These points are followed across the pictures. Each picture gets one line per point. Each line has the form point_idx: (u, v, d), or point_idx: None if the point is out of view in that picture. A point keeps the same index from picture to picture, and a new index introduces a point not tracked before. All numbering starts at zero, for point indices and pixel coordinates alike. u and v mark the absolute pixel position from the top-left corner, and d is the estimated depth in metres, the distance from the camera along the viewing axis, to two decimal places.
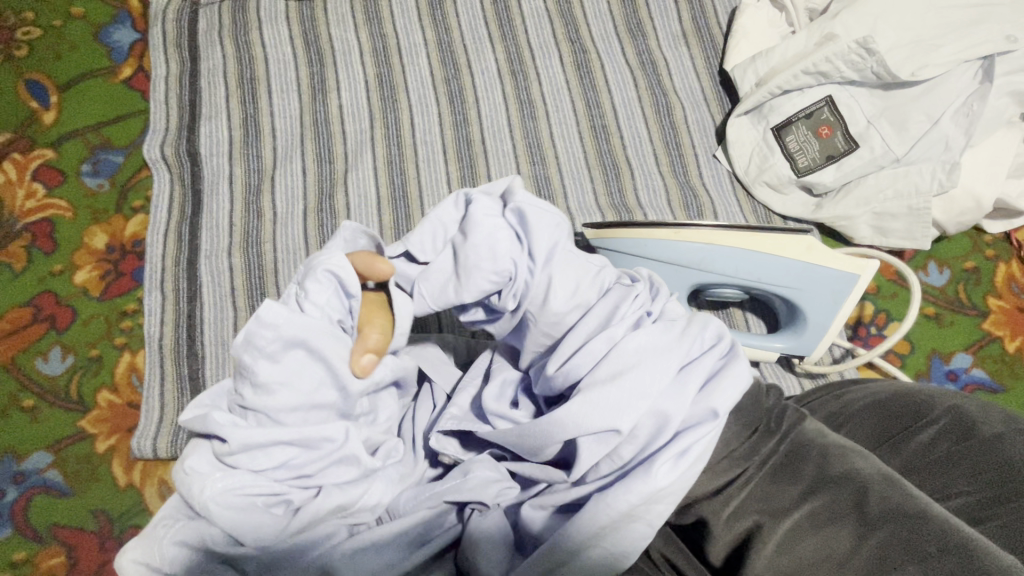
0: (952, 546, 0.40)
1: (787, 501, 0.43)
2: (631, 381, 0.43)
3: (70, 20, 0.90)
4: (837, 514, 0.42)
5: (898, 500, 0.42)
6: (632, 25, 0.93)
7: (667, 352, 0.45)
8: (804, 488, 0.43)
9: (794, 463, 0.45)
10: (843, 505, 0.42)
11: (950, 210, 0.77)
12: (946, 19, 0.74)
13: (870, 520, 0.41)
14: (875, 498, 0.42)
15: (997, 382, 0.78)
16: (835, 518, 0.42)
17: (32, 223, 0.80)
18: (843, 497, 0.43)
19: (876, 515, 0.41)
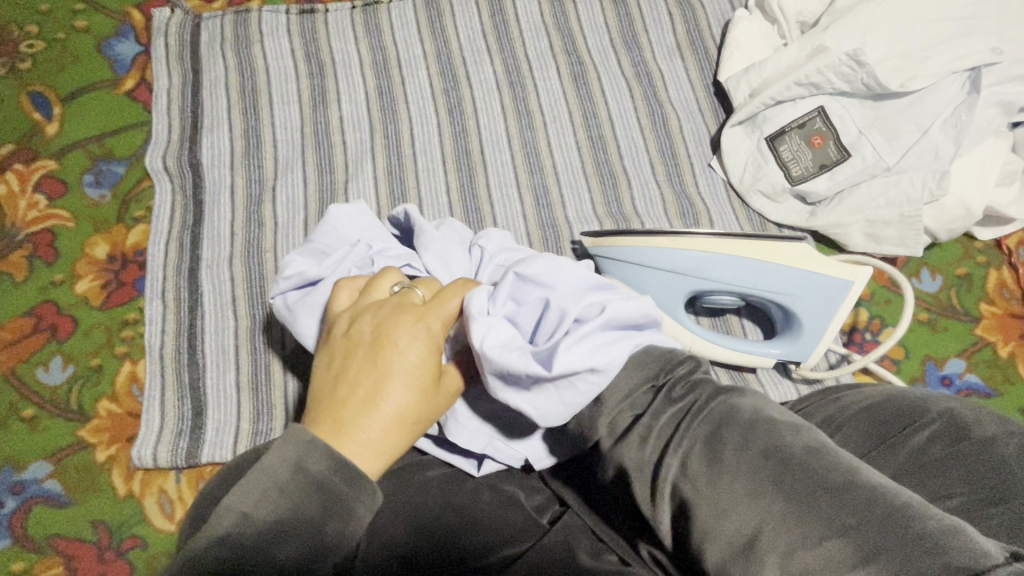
0: (877, 514, 0.37)
1: (747, 494, 0.40)
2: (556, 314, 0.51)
3: (73, 32, 0.92)
4: (757, 489, 0.39)
5: (822, 472, 0.39)
6: (627, 38, 0.95)
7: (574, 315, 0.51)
8: (732, 439, 0.42)
9: (744, 452, 0.41)
10: (764, 478, 0.40)
11: (940, 218, 0.78)
12: (935, 31, 0.76)
13: (832, 516, 0.37)
14: (832, 487, 0.38)
15: (990, 387, 0.80)
16: (756, 493, 0.39)
17: (34, 233, 0.80)
18: (770, 450, 0.41)
19: (842, 517, 0.37)
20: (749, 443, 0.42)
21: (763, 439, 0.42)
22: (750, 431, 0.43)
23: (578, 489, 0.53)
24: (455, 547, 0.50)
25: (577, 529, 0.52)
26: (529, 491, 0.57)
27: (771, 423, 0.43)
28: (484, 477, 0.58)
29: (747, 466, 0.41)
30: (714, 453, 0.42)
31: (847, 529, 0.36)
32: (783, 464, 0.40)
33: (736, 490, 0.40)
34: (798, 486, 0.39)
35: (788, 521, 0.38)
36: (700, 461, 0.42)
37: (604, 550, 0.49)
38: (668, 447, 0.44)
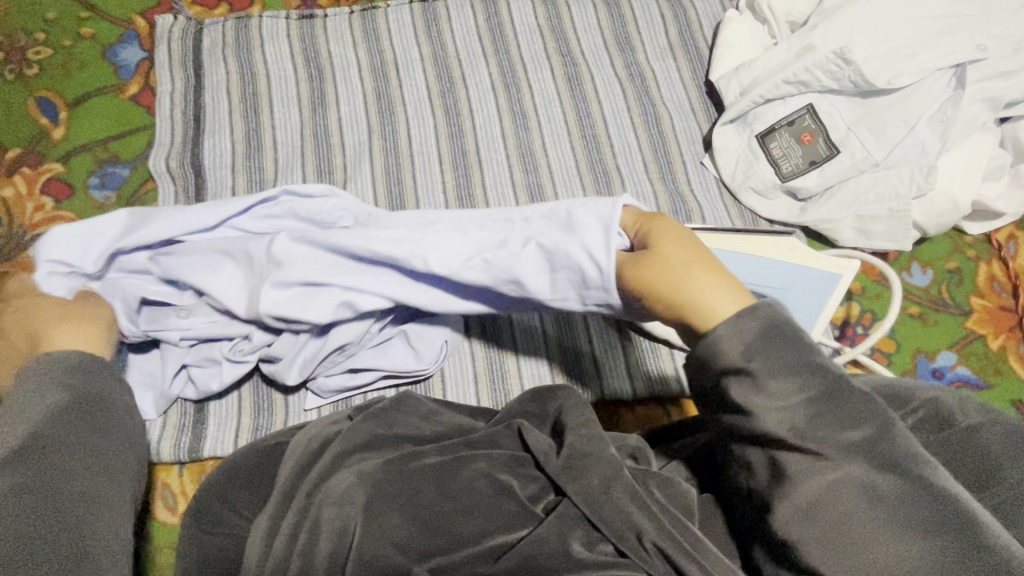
0: (954, 520, 0.39)
1: (844, 480, 0.40)
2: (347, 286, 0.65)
3: (79, 39, 0.94)
4: (845, 486, 0.40)
5: (912, 473, 0.40)
6: (620, 39, 0.97)
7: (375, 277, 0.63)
8: (828, 425, 0.41)
9: (846, 434, 0.41)
10: (855, 477, 0.40)
11: (929, 212, 0.79)
12: (921, 29, 0.77)
13: (924, 515, 0.39)
14: (916, 488, 0.40)
15: (981, 379, 0.80)
16: (844, 489, 0.40)
17: (41, 234, 0.82)
18: (862, 445, 0.41)
19: (923, 520, 0.39)
20: (849, 422, 0.41)
21: (869, 430, 0.41)
22: (854, 416, 0.41)
23: (577, 482, 0.54)
24: (455, 533, 0.52)
25: (573, 517, 0.53)
26: (523, 480, 0.56)
27: (872, 410, 0.42)
28: (480, 463, 0.56)
29: (841, 459, 0.41)
30: (818, 423, 0.41)
31: (929, 532, 0.38)
32: (880, 459, 0.41)
33: (830, 471, 0.40)
34: (892, 484, 0.40)
35: (874, 510, 0.39)
36: (807, 429, 0.41)
37: (598, 539, 0.52)
38: (779, 412, 0.42)
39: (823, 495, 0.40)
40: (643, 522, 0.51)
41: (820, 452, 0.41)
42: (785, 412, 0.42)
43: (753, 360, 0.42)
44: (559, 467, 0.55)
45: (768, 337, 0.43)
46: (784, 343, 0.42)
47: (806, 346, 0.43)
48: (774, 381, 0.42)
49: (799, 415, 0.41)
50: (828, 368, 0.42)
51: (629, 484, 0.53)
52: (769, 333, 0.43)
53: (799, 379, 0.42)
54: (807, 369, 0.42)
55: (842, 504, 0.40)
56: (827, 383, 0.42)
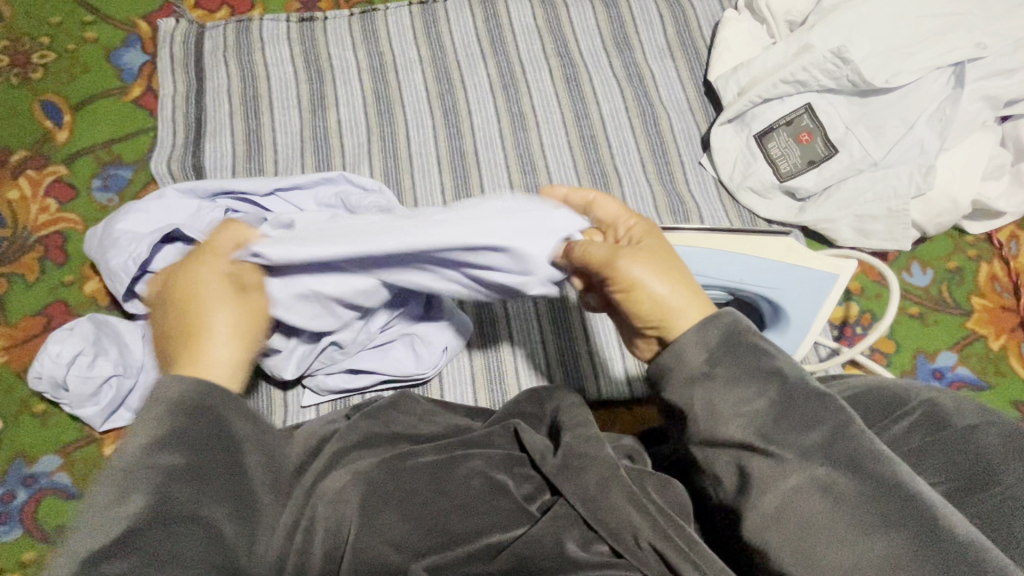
0: (925, 515, 0.38)
1: (804, 482, 0.40)
2: None
3: (83, 43, 0.95)
4: (819, 485, 0.40)
5: (887, 474, 0.40)
6: (618, 39, 0.97)
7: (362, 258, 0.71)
8: (793, 428, 0.42)
9: (805, 439, 0.41)
10: (823, 475, 0.40)
11: (928, 211, 0.79)
12: (920, 27, 0.76)
13: (891, 515, 0.38)
14: (886, 485, 0.39)
15: (982, 380, 0.80)
16: (817, 488, 0.40)
17: (45, 236, 0.84)
18: (834, 445, 0.41)
19: (895, 515, 0.38)
20: (810, 427, 0.42)
21: (829, 433, 0.41)
22: (819, 419, 0.42)
23: (574, 481, 0.54)
24: (449, 532, 0.52)
25: (569, 518, 0.53)
26: (518, 479, 0.57)
27: (839, 411, 0.42)
28: (476, 463, 0.56)
29: (812, 459, 0.41)
30: (779, 426, 0.42)
31: (902, 527, 0.38)
32: (842, 462, 0.40)
33: (792, 474, 0.40)
34: (854, 487, 0.39)
35: (838, 512, 0.39)
36: (769, 432, 0.42)
37: (593, 539, 0.52)
38: (737, 417, 0.43)
39: (790, 496, 0.40)
40: (639, 522, 0.51)
41: (779, 455, 0.41)
42: (742, 414, 0.43)
43: (715, 366, 0.44)
44: (554, 467, 0.55)
45: (728, 343, 0.44)
46: (746, 350, 0.44)
47: (769, 353, 0.44)
48: (727, 389, 0.43)
49: (761, 419, 0.42)
50: (794, 374, 0.43)
51: (626, 485, 0.53)
52: (730, 343, 0.45)
53: (756, 384, 0.43)
54: (765, 373, 0.43)
55: (807, 506, 0.40)
56: (782, 387, 0.43)
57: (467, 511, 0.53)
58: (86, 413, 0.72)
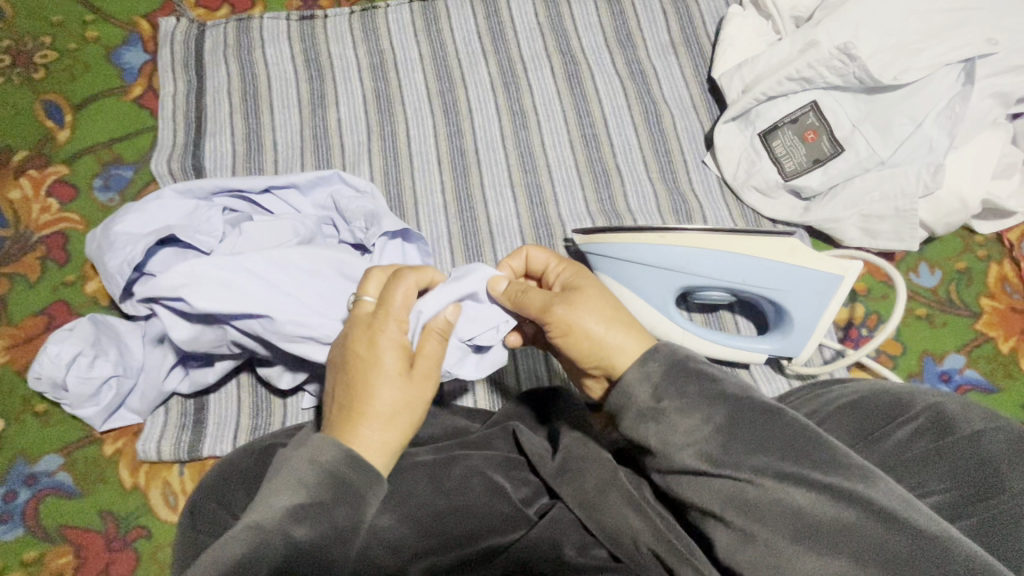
0: (880, 518, 0.40)
1: (763, 497, 0.43)
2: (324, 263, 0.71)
3: (84, 43, 0.95)
4: (777, 496, 0.42)
5: (840, 481, 0.42)
6: (621, 36, 0.96)
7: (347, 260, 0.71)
8: (745, 445, 0.44)
9: (758, 457, 0.44)
10: (779, 485, 0.43)
11: (937, 211, 0.78)
12: (930, 23, 0.75)
13: (848, 520, 0.41)
14: (840, 491, 0.42)
15: (991, 383, 0.78)
16: (775, 500, 0.42)
17: (47, 236, 0.84)
18: (786, 454, 0.44)
19: (850, 521, 0.41)
20: (762, 444, 0.44)
21: (779, 446, 0.44)
22: (769, 435, 0.45)
23: (571, 484, 0.53)
24: (446, 533, 0.51)
25: (567, 523, 0.52)
26: (516, 482, 0.57)
27: (790, 425, 0.45)
28: (472, 464, 0.56)
29: (766, 473, 0.43)
30: (731, 448, 0.44)
31: (857, 531, 0.40)
32: (794, 472, 0.43)
33: (752, 492, 0.43)
34: (809, 495, 0.42)
35: (798, 522, 0.41)
36: (720, 456, 0.44)
37: (592, 544, 0.51)
38: (688, 445, 0.45)
39: (753, 515, 0.43)
40: (637, 524, 0.49)
41: (736, 474, 0.44)
42: (692, 441, 0.45)
43: (661, 399, 0.47)
44: (552, 470, 0.55)
45: (670, 375, 0.48)
46: (688, 379, 0.48)
47: (713, 378, 0.48)
48: (677, 419, 0.46)
49: (711, 443, 0.45)
50: (737, 397, 0.46)
51: (626, 488, 0.52)
52: (672, 373, 0.48)
53: (703, 411, 0.46)
54: (712, 399, 0.46)
55: (769, 522, 0.42)
56: (729, 409, 0.46)
57: (464, 513, 0.53)
58: (86, 413, 0.72)
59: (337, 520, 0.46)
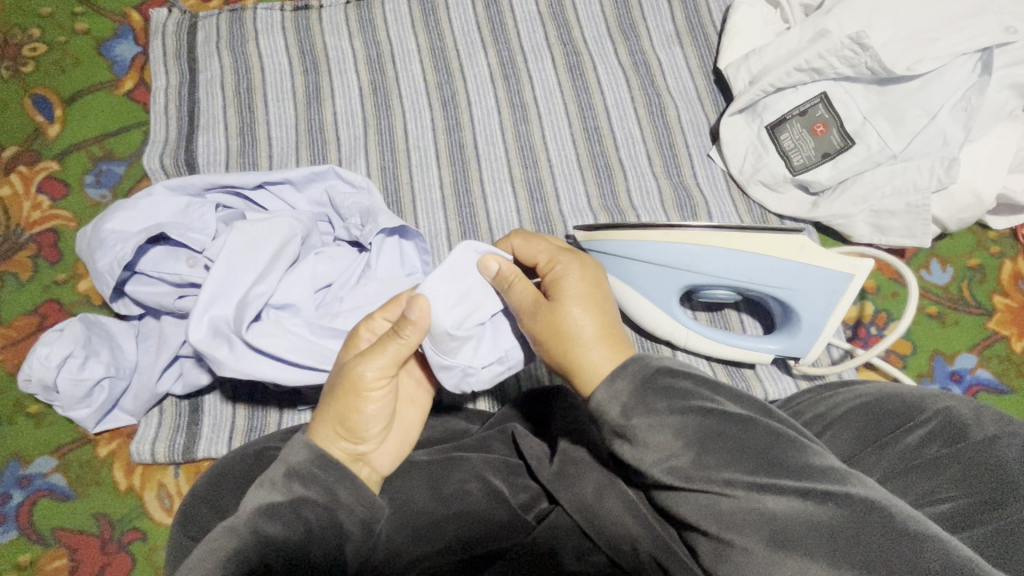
0: (865, 521, 0.38)
1: (738, 507, 0.41)
2: (324, 274, 0.71)
3: (74, 35, 0.93)
4: (758, 505, 0.41)
5: (824, 485, 0.40)
6: (625, 26, 0.93)
7: (348, 269, 0.72)
8: (722, 455, 0.43)
9: (731, 468, 0.42)
10: (757, 493, 0.41)
11: (949, 207, 0.75)
12: (944, 11, 0.72)
13: (823, 525, 0.39)
14: (824, 495, 0.40)
15: (1002, 383, 0.77)
16: (755, 509, 0.41)
17: (38, 234, 0.82)
18: (768, 460, 0.42)
19: (832, 528, 0.39)
20: (735, 454, 0.43)
21: (751, 454, 0.42)
22: (741, 443, 0.43)
23: (570, 489, 0.51)
24: (441, 536, 0.50)
25: (566, 530, 0.51)
26: (514, 487, 0.55)
27: (762, 433, 0.43)
28: (471, 465, 0.55)
29: (744, 482, 0.42)
30: (703, 461, 0.43)
31: (837, 538, 0.38)
32: (766, 480, 0.41)
33: (727, 504, 0.42)
34: (783, 502, 0.40)
35: (773, 529, 0.40)
36: (692, 470, 0.43)
37: (591, 551, 0.50)
38: (677, 452, 0.44)
39: (729, 524, 0.41)
40: (636, 530, 0.48)
41: (710, 485, 0.42)
42: (666, 457, 0.44)
43: (631, 416, 0.46)
44: (550, 475, 0.53)
45: (639, 392, 0.46)
46: (657, 394, 0.46)
47: (684, 392, 0.46)
48: (646, 437, 0.45)
49: (681, 457, 0.43)
50: (707, 407, 0.45)
51: (624, 493, 0.50)
52: (644, 388, 0.46)
53: (673, 425, 0.44)
54: (681, 412, 0.45)
55: (744, 531, 0.41)
56: (701, 421, 0.44)
57: (461, 514, 0.51)
58: (79, 415, 0.71)
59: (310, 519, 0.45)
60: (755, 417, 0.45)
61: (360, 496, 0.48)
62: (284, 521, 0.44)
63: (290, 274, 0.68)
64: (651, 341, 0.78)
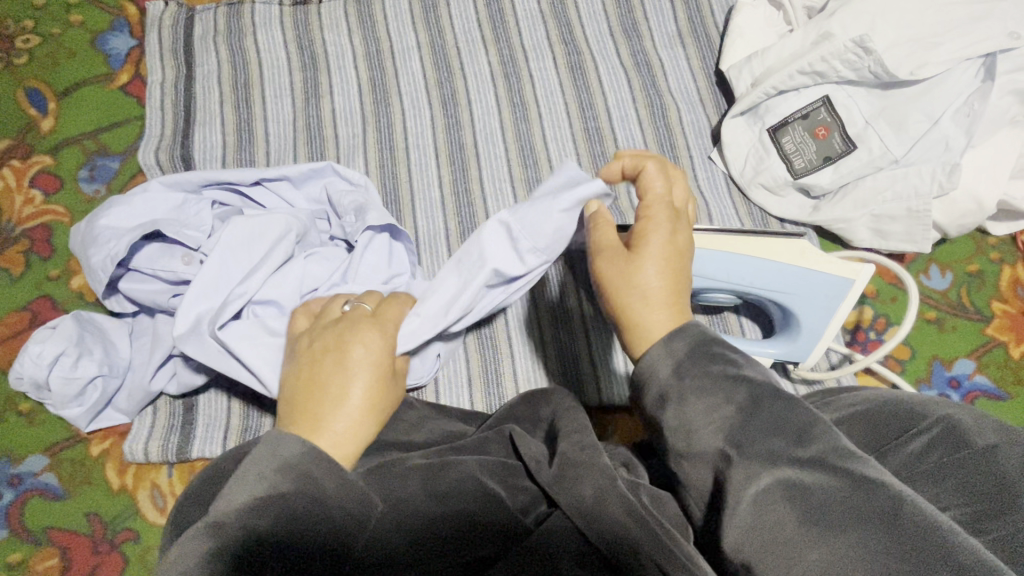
0: (902, 511, 0.36)
1: (772, 481, 0.39)
2: (311, 272, 0.69)
3: (68, 27, 0.92)
4: (789, 487, 0.39)
5: (863, 469, 0.38)
6: (626, 26, 0.92)
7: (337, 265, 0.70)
8: (766, 429, 0.41)
9: (773, 437, 0.41)
10: (790, 475, 0.39)
11: (951, 213, 0.75)
12: (947, 16, 0.73)
13: (858, 504, 0.37)
14: (857, 478, 0.38)
15: (1000, 390, 0.77)
16: (784, 493, 0.38)
17: (29, 229, 0.81)
18: (802, 442, 0.40)
19: (868, 513, 0.36)
20: (776, 426, 0.41)
21: (793, 428, 0.41)
22: (781, 417, 0.42)
23: (569, 493, 0.50)
24: (434, 532, 0.49)
25: (563, 532, 0.50)
26: (513, 489, 0.54)
27: (804, 412, 0.42)
28: (468, 465, 0.55)
29: (776, 459, 0.40)
30: (748, 427, 0.42)
31: (872, 523, 0.36)
32: (808, 457, 0.40)
33: (761, 475, 0.40)
34: (821, 479, 0.38)
35: (807, 503, 0.37)
36: (732, 443, 0.42)
37: (590, 554, 0.48)
38: (678, 461, 0.43)
39: (759, 501, 0.39)
40: (636, 533, 0.46)
41: (747, 455, 0.41)
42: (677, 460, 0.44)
43: (666, 398, 0.46)
44: (550, 478, 0.52)
45: (681, 363, 0.46)
46: (710, 360, 0.45)
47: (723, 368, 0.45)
48: (687, 408, 0.44)
49: (719, 435, 0.42)
50: (752, 383, 0.44)
51: (624, 497, 0.49)
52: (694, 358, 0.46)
53: (717, 395, 0.44)
54: (729, 378, 0.44)
55: (776, 505, 0.38)
56: (746, 394, 0.43)
57: (460, 512, 0.51)
58: (71, 414, 0.70)
59: (294, 507, 0.45)
60: (796, 395, 0.44)
61: (349, 491, 0.46)
62: (270, 511, 0.44)
63: (277, 271, 0.66)
64: None
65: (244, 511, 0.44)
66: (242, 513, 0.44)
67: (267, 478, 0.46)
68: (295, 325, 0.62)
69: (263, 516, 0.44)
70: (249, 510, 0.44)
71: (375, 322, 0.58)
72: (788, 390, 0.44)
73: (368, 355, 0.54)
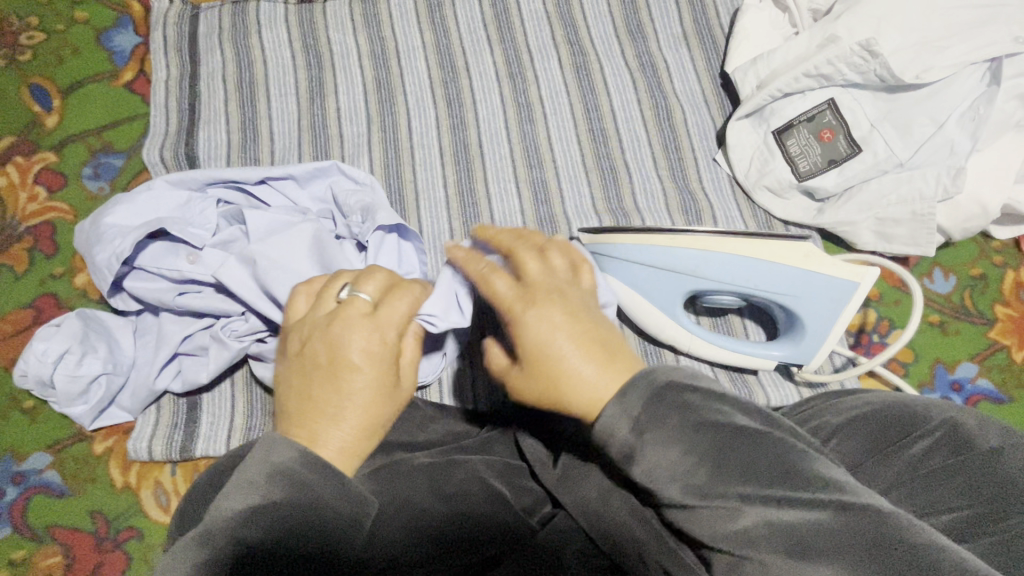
0: (882, 539, 0.37)
1: (757, 525, 0.39)
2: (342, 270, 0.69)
3: (72, 24, 0.91)
4: (771, 528, 0.38)
5: (842, 503, 0.38)
6: (632, 26, 0.92)
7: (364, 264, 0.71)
8: (740, 473, 0.40)
9: (747, 483, 0.40)
10: (770, 512, 0.39)
11: (955, 216, 0.75)
12: (953, 20, 0.73)
13: (839, 535, 0.37)
14: (838, 509, 0.38)
15: (1002, 393, 0.77)
16: (767, 534, 0.38)
17: (33, 226, 0.81)
18: (781, 474, 0.40)
19: (849, 549, 0.37)
20: (752, 469, 0.40)
21: (764, 465, 0.40)
22: (753, 459, 0.40)
23: (574, 493, 0.51)
24: (439, 533, 0.49)
25: (568, 533, 0.50)
26: (517, 491, 0.55)
27: (777, 444, 0.42)
28: (473, 465, 0.55)
29: (756, 500, 0.39)
30: (719, 476, 0.40)
31: (854, 555, 0.36)
32: (783, 493, 0.39)
33: (745, 520, 0.39)
34: (799, 513, 0.38)
35: (790, 540, 0.38)
36: (707, 486, 0.40)
37: (594, 555, 0.49)
38: None
39: (744, 543, 0.39)
40: (641, 533, 0.46)
41: (725, 501, 0.40)
42: None
43: None
44: (554, 479, 0.53)
45: None
46: (668, 405, 0.43)
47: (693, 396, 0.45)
48: None
49: (697, 472, 0.41)
50: (721, 421, 0.42)
51: (628, 497, 0.49)
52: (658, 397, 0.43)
53: None
54: (693, 427, 0.41)
55: (762, 546, 0.38)
56: (720, 431, 0.42)
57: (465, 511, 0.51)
58: (75, 412, 0.70)
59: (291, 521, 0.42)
60: (767, 425, 0.43)
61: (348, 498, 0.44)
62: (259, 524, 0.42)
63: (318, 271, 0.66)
64: (655, 346, 0.78)
65: (236, 522, 0.41)
66: (235, 522, 0.41)
67: (259, 488, 0.43)
68: (295, 308, 0.55)
69: (254, 526, 0.41)
70: (244, 522, 0.41)
71: (374, 324, 0.50)
72: (757, 421, 0.44)
73: (365, 373, 0.49)
